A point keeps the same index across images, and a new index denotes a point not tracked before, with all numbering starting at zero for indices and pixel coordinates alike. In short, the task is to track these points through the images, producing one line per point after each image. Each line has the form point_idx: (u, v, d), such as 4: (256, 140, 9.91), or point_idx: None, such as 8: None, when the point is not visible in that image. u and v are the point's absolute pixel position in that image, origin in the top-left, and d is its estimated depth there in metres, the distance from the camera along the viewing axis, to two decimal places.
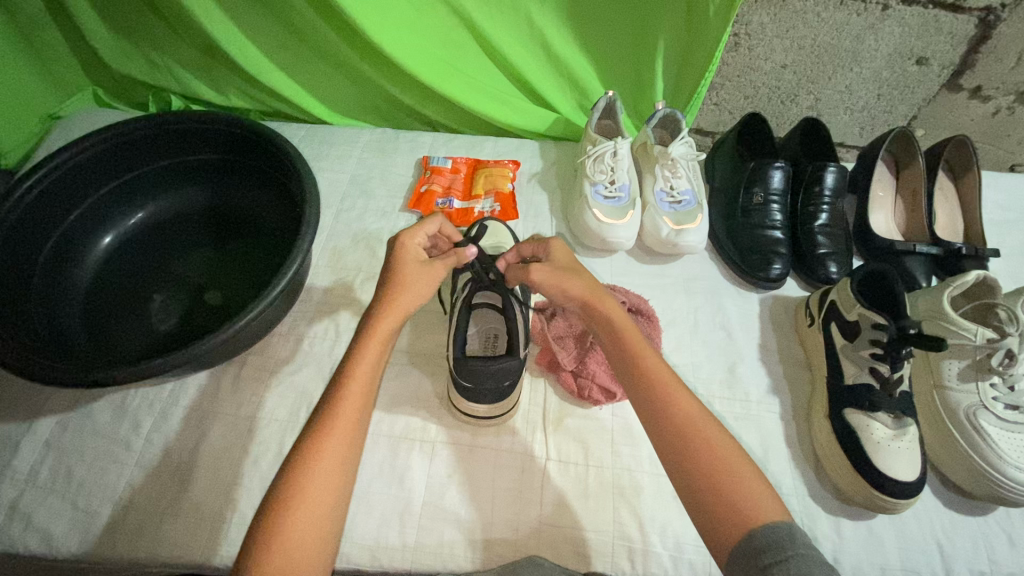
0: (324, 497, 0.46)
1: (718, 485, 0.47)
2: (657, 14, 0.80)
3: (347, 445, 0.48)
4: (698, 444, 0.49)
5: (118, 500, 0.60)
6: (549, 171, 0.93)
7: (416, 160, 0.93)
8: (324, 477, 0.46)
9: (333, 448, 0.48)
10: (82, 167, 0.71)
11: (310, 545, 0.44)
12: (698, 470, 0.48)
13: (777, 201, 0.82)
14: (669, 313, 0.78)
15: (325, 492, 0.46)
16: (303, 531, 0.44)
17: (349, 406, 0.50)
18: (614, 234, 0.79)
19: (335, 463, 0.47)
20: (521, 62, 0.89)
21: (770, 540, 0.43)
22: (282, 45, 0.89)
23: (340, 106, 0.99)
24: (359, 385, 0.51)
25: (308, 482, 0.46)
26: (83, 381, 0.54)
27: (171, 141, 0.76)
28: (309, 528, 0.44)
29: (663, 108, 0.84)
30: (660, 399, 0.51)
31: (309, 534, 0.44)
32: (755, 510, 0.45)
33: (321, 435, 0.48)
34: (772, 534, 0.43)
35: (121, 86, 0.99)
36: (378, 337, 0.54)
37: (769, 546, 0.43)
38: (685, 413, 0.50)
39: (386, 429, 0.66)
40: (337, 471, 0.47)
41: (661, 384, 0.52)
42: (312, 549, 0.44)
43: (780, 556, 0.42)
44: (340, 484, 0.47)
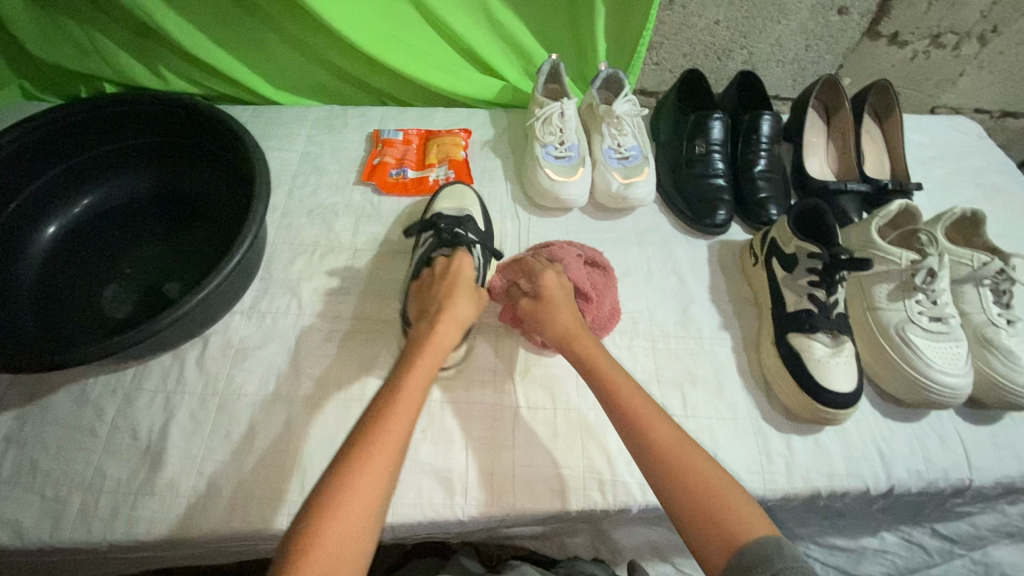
0: (366, 494, 0.46)
1: (707, 509, 0.49)
2: None
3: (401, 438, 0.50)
4: (682, 466, 0.52)
5: (87, 486, 0.59)
6: (501, 138, 0.94)
7: (367, 134, 0.93)
8: (370, 480, 0.47)
9: (367, 478, 0.47)
10: (21, 156, 0.69)
11: (358, 536, 0.44)
12: (681, 494, 0.51)
13: (719, 150, 0.86)
14: (625, 264, 0.81)
15: (370, 490, 0.46)
16: (350, 515, 0.44)
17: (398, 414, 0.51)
18: (566, 191, 0.81)
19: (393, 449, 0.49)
20: (464, 29, 0.90)
21: (759, 556, 0.45)
22: (218, 22, 0.87)
23: (285, 84, 0.97)
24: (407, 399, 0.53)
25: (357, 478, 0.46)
26: (41, 364, 0.53)
27: (111, 125, 0.74)
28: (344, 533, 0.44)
29: (605, 68, 0.87)
30: (640, 437, 0.55)
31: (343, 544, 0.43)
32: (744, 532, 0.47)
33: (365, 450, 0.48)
34: (754, 553, 0.45)
35: (49, 78, 0.95)
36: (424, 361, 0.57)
37: (755, 564, 0.45)
38: (663, 441, 0.54)
39: (357, 392, 0.67)
40: (390, 461, 0.48)
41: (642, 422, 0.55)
42: (354, 537, 0.44)
43: (773, 570, 0.44)
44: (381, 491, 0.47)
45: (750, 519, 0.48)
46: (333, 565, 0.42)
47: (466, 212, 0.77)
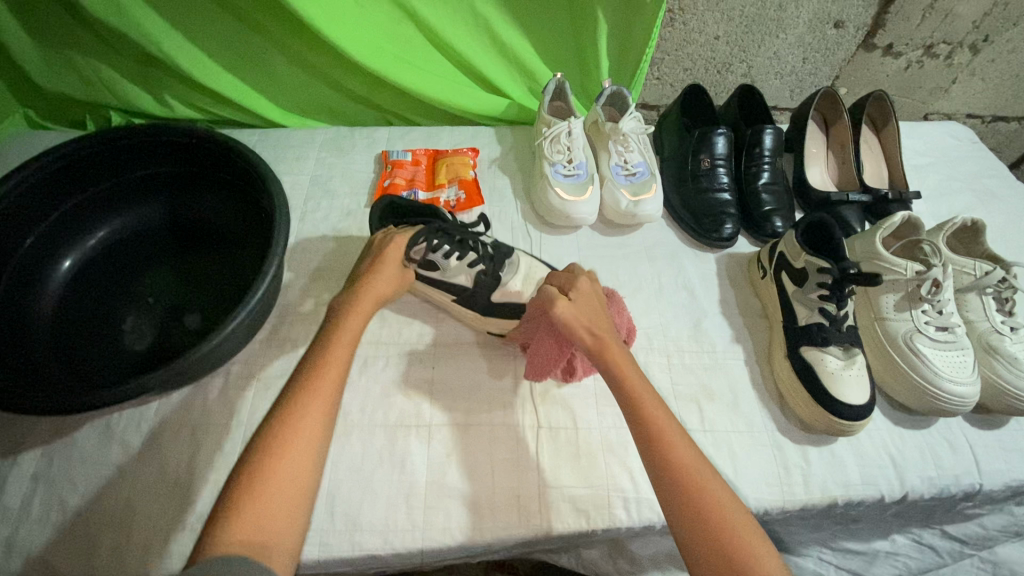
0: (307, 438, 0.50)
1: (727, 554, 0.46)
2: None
3: (335, 382, 0.55)
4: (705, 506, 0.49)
5: (118, 523, 0.60)
6: (508, 156, 0.95)
7: (375, 155, 0.93)
8: (309, 424, 0.51)
9: (306, 423, 0.51)
10: (35, 190, 0.69)
11: (306, 466, 0.49)
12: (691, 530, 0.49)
13: (723, 165, 0.87)
14: (637, 280, 0.83)
15: (310, 433, 0.50)
16: (292, 455, 0.49)
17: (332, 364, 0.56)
18: (577, 210, 0.82)
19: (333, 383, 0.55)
20: (469, 50, 0.92)
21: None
22: (225, 48, 0.87)
23: (291, 106, 0.98)
24: (338, 348, 0.58)
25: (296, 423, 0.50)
26: (70, 407, 0.54)
27: (124, 155, 0.74)
28: (287, 477, 0.48)
29: (609, 86, 0.88)
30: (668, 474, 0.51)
31: (286, 485, 0.47)
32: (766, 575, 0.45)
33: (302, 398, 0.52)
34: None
35: (54, 106, 0.95)
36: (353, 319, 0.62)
37: None
38: (696, 478, 0.51)
39: (382, 418, 0.68)
40: (333, 396, 0.54)
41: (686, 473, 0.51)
42: (300, 480, 0.48)
43: None
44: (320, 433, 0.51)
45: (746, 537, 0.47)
46: (274, 498, 0.46)
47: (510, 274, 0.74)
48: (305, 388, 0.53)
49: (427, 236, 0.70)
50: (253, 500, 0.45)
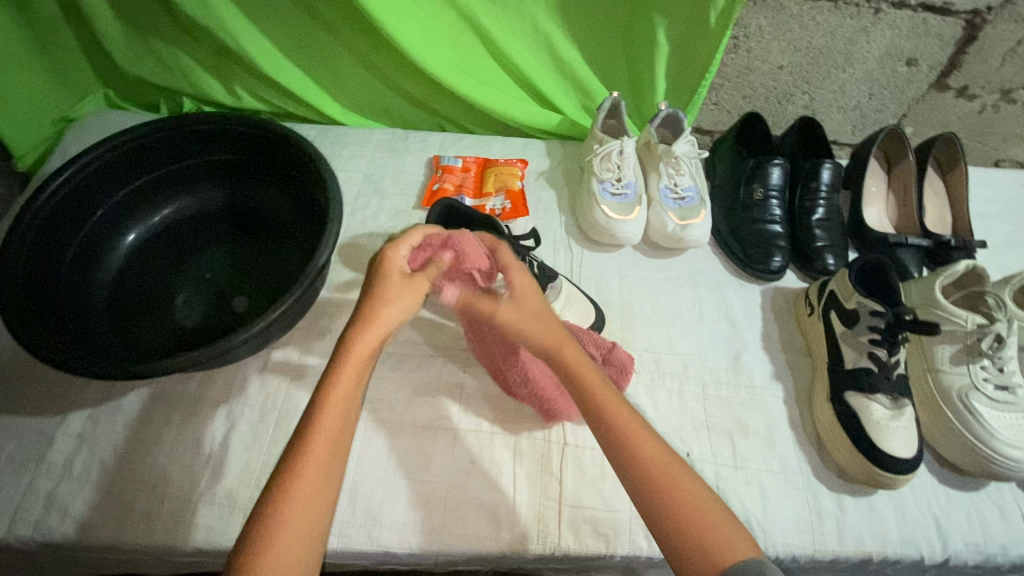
0: (305, 508, 0.47)
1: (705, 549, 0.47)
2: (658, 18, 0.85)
3: (332, 444, 0.49)
4: (693, 530, 0.48)
5: (152, 490, 0.62)
6: (556, 170, 0.95)
7: (426, 159, 0.95)
8: (305, 490, 0.47)
9: (298, 493, 0.47)
10: (107, 168, 0.73)
11: (305, 534, 0.46)
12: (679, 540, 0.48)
13: (776, 196, 0.86)
14: (678, 304, 0.81)
15: (308, 501, 0.47)
16: (292, 526, 0.45)
17: (329, 420, 0.50)
18: (622, 229, 0.81)
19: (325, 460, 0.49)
20: (526, 63, 0.93)
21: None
22: (295, 45, 0.91)
23: (350, 105, 1.01)
24: (336, 401, 0.50)
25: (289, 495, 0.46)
26: (121, 373, 0.56)
27: (192, 142, 0.78)
28: (287, 544, 0.45)
29: (665, 108, 0.87)
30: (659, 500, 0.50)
31: (287, 555, 0.44)
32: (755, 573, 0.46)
33: (298, 460, 0.48)
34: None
35: (133, 88, 1.00)
36: (352, 364, 0.52)
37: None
38: (683, 499, 0.49)
39: (411, 417, 0.69)
40: (326, 465, 0.48)
41: (674, 494, 0.50)
42: (302, 547, 0.45)
43: None
44: (321, 501, 0.48)
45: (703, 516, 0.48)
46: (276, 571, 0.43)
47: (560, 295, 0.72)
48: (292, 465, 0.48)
49: None
50: None
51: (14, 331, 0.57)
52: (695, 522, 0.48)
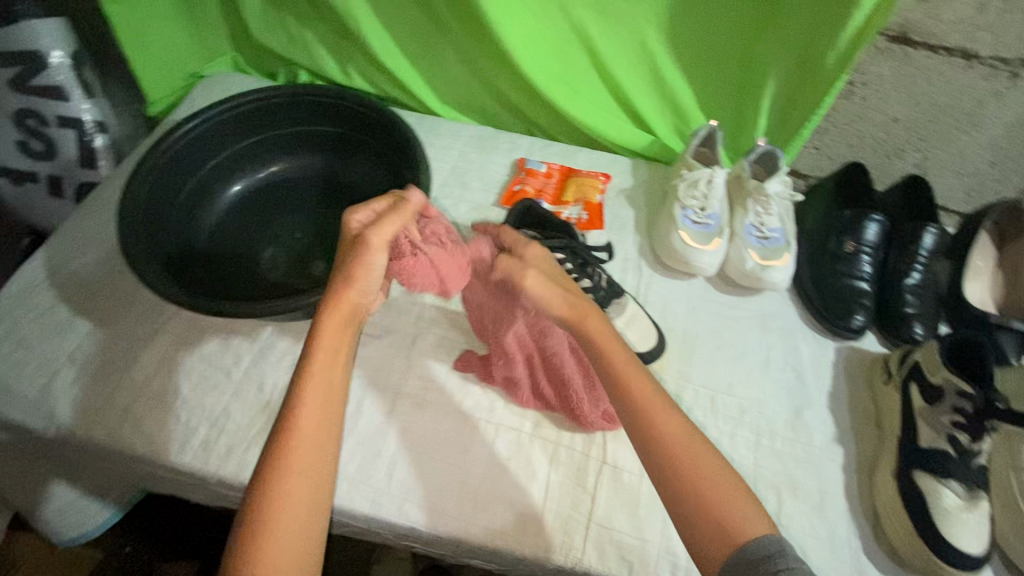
0: (303, 486, 0.48)
1: (716, 512, 0.47)
2: (773, 53, 0.85)
3: (320, 424, 0.51)
4: (706, 495, 0.48)
5: (213, 422, 0.66)
6: (639, 189, 0.95)
7: (512, 160, 0.97)
8: (300, 470, 0.48)
9: (290, 477, 0.48)
10: (229, 120, 0.80)
11: (301, 512, 0.47)
12: (686, 499, 0.49)
13: (869, 253, 0.82)
14: (743, 345, 0.78)
15: (305, 483, 0.48)
16: (290, 504, 0.47)
17: (312, 401, 0.51)
18: (698, 259, 0.80)
19: (314, 451, 0.50)
20: (628, 81, 0.95)
21: (760, 555, 0.44)
22: (409, 35, 0.96)
23: (448, 98, 1.04)
24: (316, 383, 0.52)
25: (282, 480, 0.47)
26: (206, 308, 0.60)
27: (306, 110, 0.84)
28: (286, 526, 0.46)
29: (763, 145, 0.85)
30: (669, 463, 0.50)
31: (290, 534, 0.46)
32: (732, 528, 0.46)
33: (285, 441, 0.49)
34: (754, 553, 0.44)
35: (257, 55, 1.08)
36: (331, 343, 0.53)
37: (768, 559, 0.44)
38: (690, 462, 0.50)
39: (457, 404, 0.70)
40: (316, 444, 0.50)
41: (680, 450, 0.50)
42: (305, 523, 0.47)
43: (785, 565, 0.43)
44: (320, 476, 0.49)
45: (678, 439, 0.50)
46: (280, 550, 0.45)
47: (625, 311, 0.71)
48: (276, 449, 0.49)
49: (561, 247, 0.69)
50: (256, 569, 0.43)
51: (128, 254, 0.63)
52: (700, 481, 0.49)
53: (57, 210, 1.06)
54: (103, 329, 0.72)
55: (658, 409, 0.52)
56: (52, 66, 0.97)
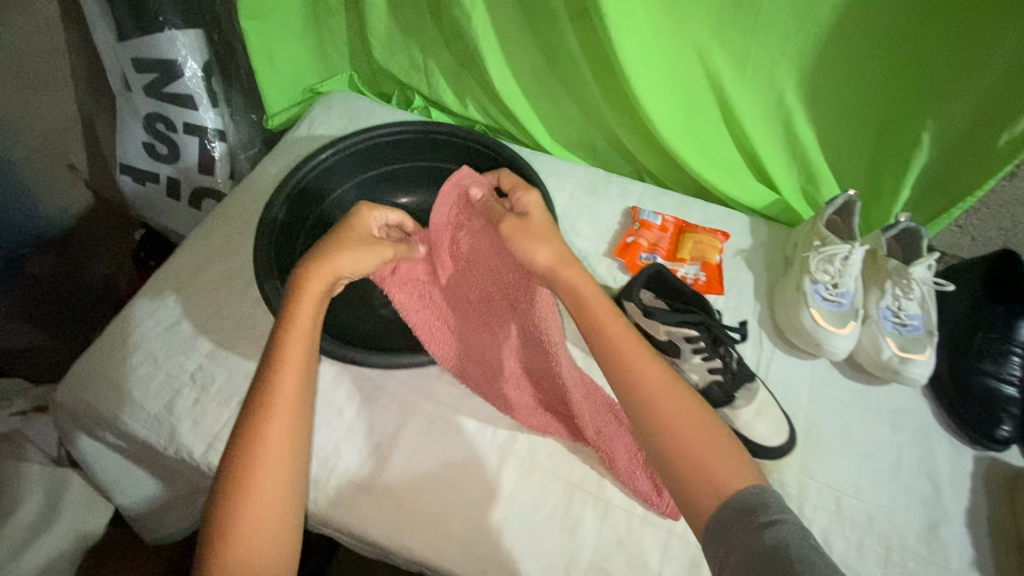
0: (281, 435, 0.54)
1: (694, 477, 0.50)
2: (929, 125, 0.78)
3: (299, 379, 0.57)
4: (686, 458, 0.51)
5: (323, 461, 0.67)
6: (759, 252, 0.89)
7: (624, 208, 0.93)
8: (280, 421, 0.55)
9: (270, 431, 0.54)
10: (357, 154, 0.82)
11: (281, 461, 0.54)
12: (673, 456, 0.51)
13: (1019, 354, 0.75)
14: (871, 442, 0.72)
15: (282, 433, 0.54)
16: (272, 451, 0.54)
17: (292, 359, 0.57)
18: (830, 342, 0.75)
19: (287, 417, 0.55)
20: (758, 136, 0.89)
21: (751, 504, 0.47)
22: (533, 73, 0.94)
23: (561, 136, 1.01)
24: (296, 341, 0.58)
25: (265, 435, 0.54)
26: (348, 356, 0.70)
27: (430, 149, 0.85)
28: (268, 471, 0.53)
29: (906, 220, 0.77)
30: (646, 420, 0.54)
31: (270, 479, 0.53)
32: (722, 482, 0.49)
33: (271, 394, 0.55)
34: (743, 504, 0.47)
35: (374, 76, 1.09)
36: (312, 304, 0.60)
37: (754, 510, 0.46)
38: (672, 417, 0.53)
39: (566, 473, 0.67)
40: (292, 399, 0.56)
41: (658, 414, 0.53)
42: (284, 469, 0.54)
43: (767, 519, 0.45)
44: (294, 426, 0.55)
45: (665, 402, 0.54)
46: (264, 488, 0.52)
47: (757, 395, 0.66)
48: (260, 400, 0.55)
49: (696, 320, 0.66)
50: (243, 514, 0.51)
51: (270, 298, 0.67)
52: (682, 434, 0.52)
53: (172, 211, 1.10)
54: (222, 351, 0.73)
55: (642, 370, 0.56)
56: (186, 76, 1.01)
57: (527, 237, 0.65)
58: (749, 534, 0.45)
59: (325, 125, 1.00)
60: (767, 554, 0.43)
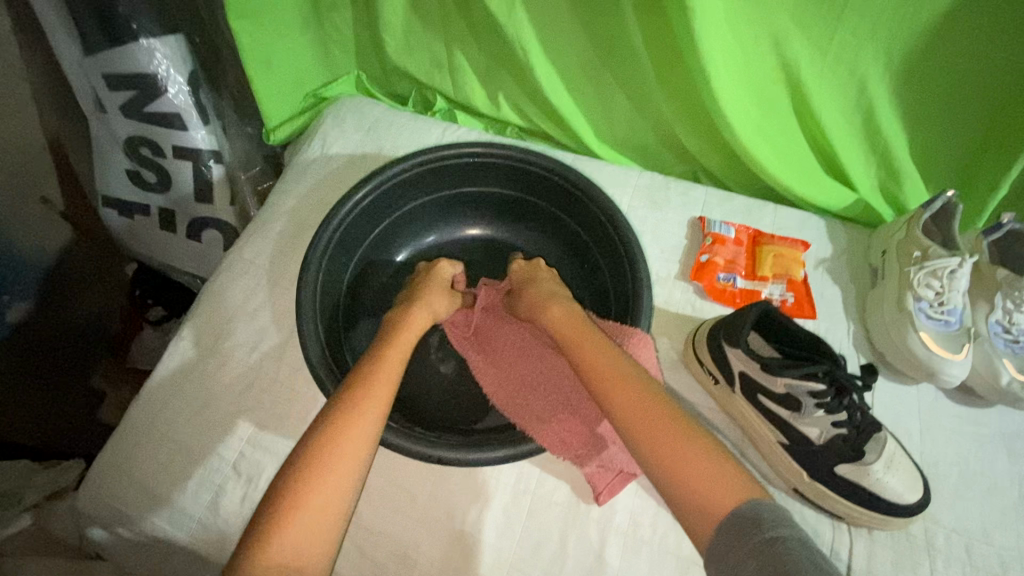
0: (352, 459, 0.47)
1: (689, 495, 0.47)
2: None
3: (381, 409, 0.51)
4: (686, 481, 0.47)
5: (402, 556, 0.58)
6: (841, 261, 0.81)
7: (690, 219, 0.83)
8: (353, 446, 0.47)
9: (342, 458, 0.47)
10: (400, 186, 0.75)
11: (342, 487, 0.46)
12: (667, 478, 0.48)
13: None
14: (991, 476, 0.66)
15: (355, 456, 0.47)
16: (336, 471, 0.46)
17: (382, 385, 0.53)
18: (945, 370, 0.67)
19: (360, 442, 0.48)
20: (835, 131, 0.78)
21: (750, 518, 0.44)
22: (578, 67, 0.81)
23: (609, 137, 0.90)
24: (386, 370, 0.54)
25: (334, 454, 0.47)
26: (426, 457, 0.57)
27: (478, 174, 0.78)
28: (324, 495, 0.45)
29: (1011, 220, 0.69)
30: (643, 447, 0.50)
31: (326, 503, 0.44)
32: (709, 501, 0.46)
33: (350, 411, 0.50)
34: (740, 520, 0.44)
35: (386, 76, 0.95)
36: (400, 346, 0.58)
37: (753, 523, 0.43)
38: (675, 445, 0.49)
39: (675, 547, 0.60)
40: (376, 422, 0.50)
41: (658, 440, 0.50)
42: (337, 496, 0.45)
43: (766, 533, 0.42)
44: (364, 455, 0.48)
45: (646, 419, 0.51)
46: (314, 514, 0.44)
47: (884, 444, 0.59)
48: (338, 417, 0.49)
49: (817, 368, 0.59)
50: (281, 533, 0.42)
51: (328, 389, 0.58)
52: (687, 463, 0.48)
53: (169, 246, 0.97)
54: (266, 433, 0.63)
55: (621, 393, 0.53)
56: (170, 92, 0.86)
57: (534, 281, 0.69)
58: (748, 548, 0.42)
59: (340, 139, 0.85)
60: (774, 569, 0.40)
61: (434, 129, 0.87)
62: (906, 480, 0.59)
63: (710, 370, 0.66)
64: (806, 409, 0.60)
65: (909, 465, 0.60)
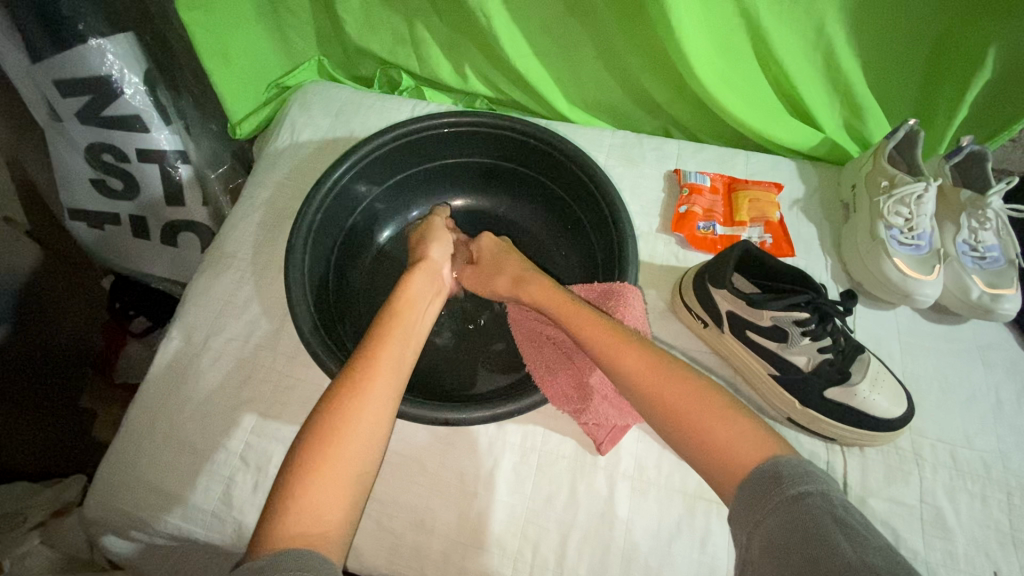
0: (371, 416, 0.46)
1: (711, 450, 0.47)
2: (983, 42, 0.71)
3: (396, 368, 0.51)
4: (706, 437, 0.47)
5: (419, 524, 0.60)
6: (814, 199, 0.83)
7: (666, 173, 0.84)
8: (371, 405, 0.47)
9: (359, 413, 0.46)
10: (375, 164, 0.75)
11: (362, 446, 0.45)
12: (690, 436, 0.48)
13: None
14: (969, 386, 0.70)
15: (374, 413, 0.47)
16: (354, 430, 0.45)
17: (393, 345, 0.52)
18: (920, 290, 0.70)
19: (378, 402, 0.47)
20: (799, 73, 0.79)
21: (772, 473, 0.43)
22: (543, 30, 0.81)
23: (578, 100, 0.90)
24: (397, 331, 0.54)
25: (349, 412, 0.46)
26: (435, 419, 0.58)
27: (451, 145, 0.78)
28: (345, 454, 0.44)
29: (970, 143, 0.71)
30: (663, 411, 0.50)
31: (349, 461, 0.44)
32: (734, 456, 0.46)
33: (364, 369, 0.49)
34: (762, 476, 0.43)
35: (349, 58, 0.93)
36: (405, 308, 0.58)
37: (784, 479, 0.42)
38: (692, 398, 0.50)
39: (681, 484, 0.62)
40: (393, 380, 0.50)
41: (677, 404, 0.50)
42: (359, 454, 0.44)
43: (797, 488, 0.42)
44: (382, 414, 0.47)
45: (670, 385, 0.51)
46: (335, 472, 0.43)
47: (867, 362, 0.63)
48: (354, 375, 0.48)
49: (801, 299, 0.61)
50: (298, 492, 0.41)
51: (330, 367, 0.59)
52: (703, 417, 0.48)
53: (144, 254, 0.95)
54: (269, 421, 0.64)
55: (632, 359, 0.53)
56: (127, 93, 0.84)
57: (496, 271, 0.71)
58: (777, 506, 0.41)
59: (308, 126, 0.84)
60: (796, 529, 0.39)
61: (404, 106, 0.86)
62: (890, 392, 0.62)
63: (698, 314, 0.68)
64: (793, 338, 0.62)
65: (893, 380, 0.63)
